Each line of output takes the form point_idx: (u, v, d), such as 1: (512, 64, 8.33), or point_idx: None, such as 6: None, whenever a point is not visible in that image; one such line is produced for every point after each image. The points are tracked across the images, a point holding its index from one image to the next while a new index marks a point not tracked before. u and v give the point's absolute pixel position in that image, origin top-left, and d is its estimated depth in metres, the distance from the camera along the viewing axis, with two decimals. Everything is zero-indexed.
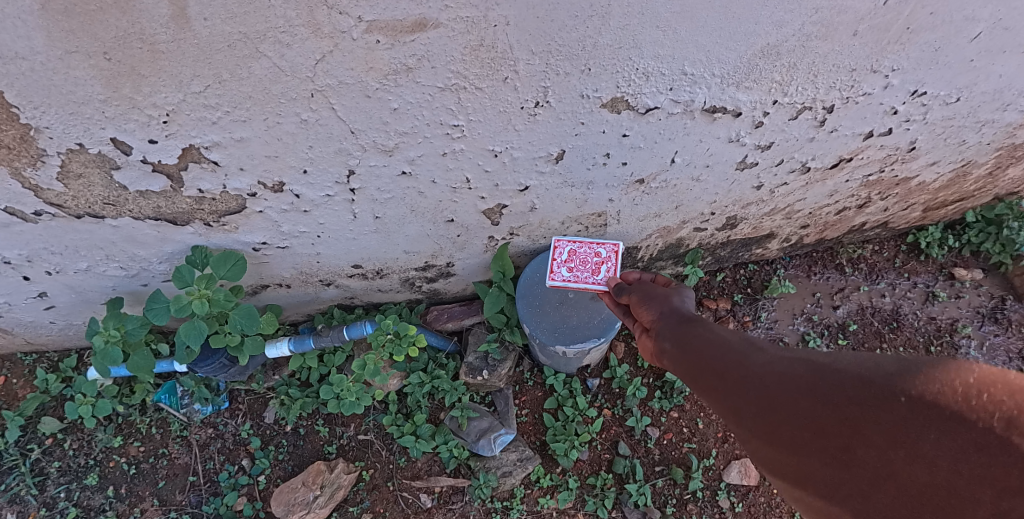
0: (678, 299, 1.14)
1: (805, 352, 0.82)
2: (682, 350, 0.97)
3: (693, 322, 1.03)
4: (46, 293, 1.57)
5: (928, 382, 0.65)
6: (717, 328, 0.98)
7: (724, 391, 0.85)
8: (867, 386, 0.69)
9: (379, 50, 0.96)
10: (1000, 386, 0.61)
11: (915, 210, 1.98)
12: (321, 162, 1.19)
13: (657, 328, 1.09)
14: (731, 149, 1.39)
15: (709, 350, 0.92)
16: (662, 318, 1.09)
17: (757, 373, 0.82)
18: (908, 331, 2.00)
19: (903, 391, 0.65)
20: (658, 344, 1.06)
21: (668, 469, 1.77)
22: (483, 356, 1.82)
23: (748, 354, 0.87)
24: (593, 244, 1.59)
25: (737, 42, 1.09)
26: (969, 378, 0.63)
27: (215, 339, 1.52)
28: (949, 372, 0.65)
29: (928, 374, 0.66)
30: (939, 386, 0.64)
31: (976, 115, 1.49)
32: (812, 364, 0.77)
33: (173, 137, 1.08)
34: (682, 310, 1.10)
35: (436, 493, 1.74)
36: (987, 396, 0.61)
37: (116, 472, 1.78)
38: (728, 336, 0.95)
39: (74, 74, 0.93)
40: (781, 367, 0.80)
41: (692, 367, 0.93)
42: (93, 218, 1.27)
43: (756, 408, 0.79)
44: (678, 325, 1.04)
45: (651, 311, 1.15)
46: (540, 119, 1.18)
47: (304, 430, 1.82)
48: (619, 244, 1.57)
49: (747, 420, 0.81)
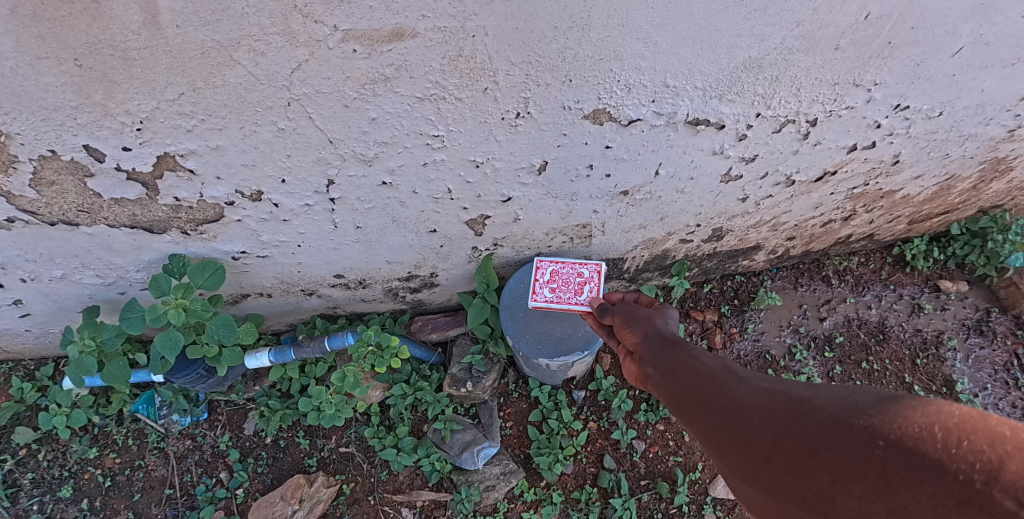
0: (661, 320, 1.12)
1: (788, 383, 0.80)
2: (666, 376, 0.95)
3: (676, 344, 1.00)
4: (20, 301, 1.54)
5: (907, 427, 0.64)
6: (700, 351, 0.95)
7: (706, 424, 0.83)
8: (848, 429, 0.67)
9: (356, 59, 0.95)
10: (979, 432, 0.59)
11: (901, 223, 1.98)
12: (300, 171, 1.17)
13: (640, 351, 1.06)
14: (716, 160, 1.38)
15: (691, 379, 0.89)
16: (645, 341, 1.07)
17: (737, 407, 0.79)
18: (895, 344, 2.00)
19: (882, 437, 0.64)
20: (642, 368, 1.04)
21: (654, 483, 1.75)
22: (467, 367, 1.80)
23: (729, 382, 0.84)
24: (576, 264, 1.57)
25: (719, 55, 1.09)
26: (949, 425, 0.61)
27: (193, 350, 1.49)
28: (928, 415, 0.64)
29: (907, 418, 0.65)
30: (918, 432, 0.63)
31: (959, 129, 1.50)
32: (792, 399, 0.76)
33: (148, 145, 1.06)
34: (666, 331, 1.08)
35: (418, 507, 1.70)
36: (967, 445, 0.58)
37: (91, 484, 1.74)
38: (710, 360, 0.92)
39: (45, 80, 0.91)
40: (761, 401, 0.78)
41: (675, 395, 0.91)
42: (67, 226, 1.24)
43: (737, 446, 0.77)
44: (661, 348, 1.01)
45: (635, 332, 1.12)
46: (522, 130, 1.17)
47: (284, 441, 1.79)
48: (602, 264, 1.54)
49: (728, 457, 0.79)
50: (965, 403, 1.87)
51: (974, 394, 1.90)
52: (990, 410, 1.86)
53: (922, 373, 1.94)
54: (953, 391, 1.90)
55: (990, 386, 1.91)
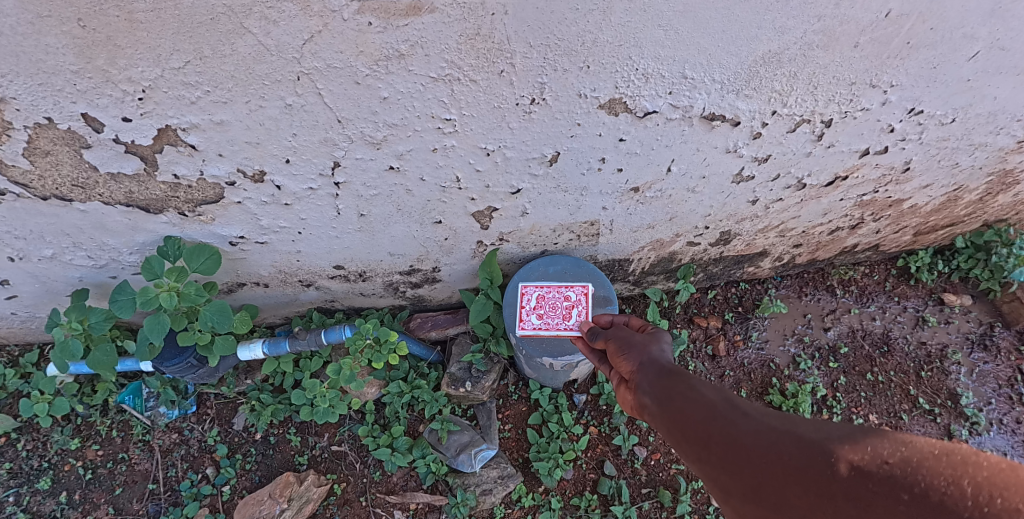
0: (657, 348, 1.04)
1: (796, 420, 0.74)
2: (664, 410, 0.87)
3: (673, 373, 0.93)
4: (7, 281, 1.48)
5: (934, 479, 0.60)
6: (699, 381, 0.88)
7: (710, 464, 0.76)
8: (867, 479, 0.63)
9: (370, 33, 0.92)
10: (1012, 489, 0.56)
11: (906, 234, 1.98)
12: (305, 151, 1.14)
13: (636, 380, 0.98)
14: (729, 160, 1.36)
15: (690, 413, 0.82)
16: (641, 370, 0.99)
17: (743, 446, 0.73)
18: (899, 356, 1.97)
19: (906, 489, 0.60)
20: (638, 399, 0.96)
21: (655, 491, 1.70)
22: (467, 367, 1.75)
23: (735, 419, 0.77)
24: (562, 287, 1.52)
25: (740, 47, 1.07)
26: (978, 477, 0.58)
27: (184, 337, 1.45)
28: (955, 468, 0.60)
29: (932, 469, 0.61)
30: (945, 486, 0.59)
31: (970, 138, 1.49)
32: (805, 441, 0.70)
33: (149, 116, 1.02)
34: (663, 359, 1.00)
35: (412, 510, 1.64)
36: (1002, 502, 0.55)
37: (70, 477, 1.67)
38: (711, 392, 0.84)
39: (45, 41, 0.88)
40: (770, 442, 0.71)
41: (675, 430, 0.83)
42: (60, 201, 1.20)
43: (745, 491, 0.71)
44: (658, 378, 0.93)
45: (630, 360, 1.04)
46: (536, 117, 1.14)
47: (274, 438, 1.73)
48: (588, 285, 1.50)
49: (735, 501, 0.73)
50: (969, 417, 1.84)
51: (978, 408, 1.87)
52: (994, 425, 1.83)
53: (926, 386, 1.91)
54: (958, 405, 1.87)
55: (994, 401, 1.88)
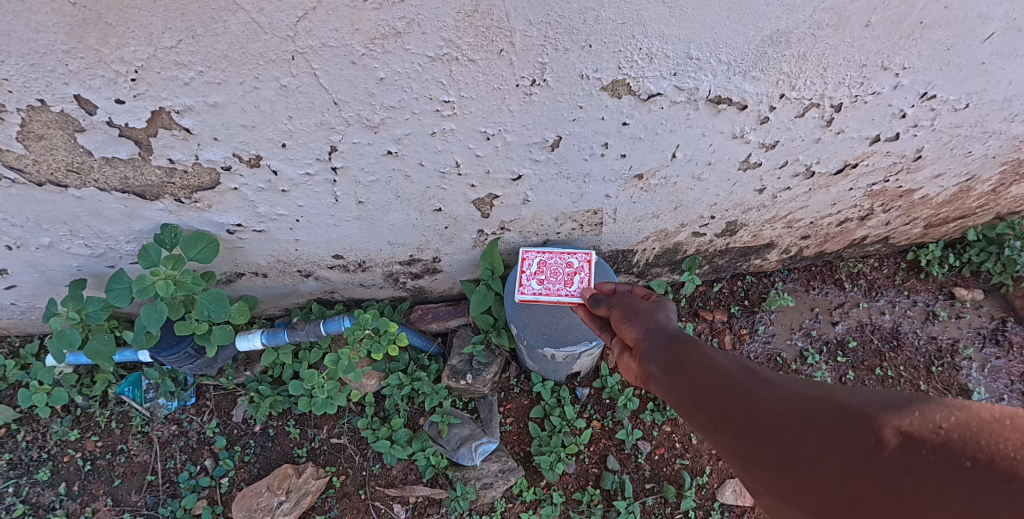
0: (665, 316, 1.00)
1: (828, 387, 0.71)
2: (678, 380, 0.83)
3: (685, 342, 0.89)
4: (5, 271, 1.47)
5: (996, 445, 0.57)
6: (713, 350, 0.85)
7: (731, 435, 0.72)
8: (916, 446, 0.60)
9: (365, 10, 0.90)
10: None
11: (917, 226, 1.94)
12: (301, 135, 1.11)
13: (644, 351, 0.95)
14: (736, 146, 1.33)
15: (710, 382, 0.78)
16: (650, 339, 0.95)
17: (771, 416, 0.69)
18: (909, 351, 1.93)
19: (965, 456, 0.57)
20: (646, 368, 0.92)
21: (659, 486, 1.67)
22: (468, 359, 1.73)
23: (760, 388, 0.73)
24: (564, 254, 1.49)
25: (747, 26, 1.04)
26: None
27: (181, 327, 1.43)
28: (1019, 434, 0.57)
29: (993, 435, 0.58)
30: (1010, 452, 0.56)
31: (984, 125, 1.45)
32: (843, 408, 0.66)
33: (142, 98, 1.00)
34: (672, 328, 0.96)
35: (411, 504, 1.62)
36: None
37: (69, 468, 1.66)
38: (728, 361, 0.81)
39: (36, 19, 0.86)
40: (803, 411, 0.68)
41: (690, 401, 0.79)
42: (55, 187, 1.18)
43: (774, 462, 0.67)
44: (668, 348, 0.90)
45: (636, 330, 1.01)
46: (537, 100, 1.12)
47: (274, 430, 1.71)
48: (592, 253, 1.48)
49: (760, 472, 0.69)
50: None
51: (990, 404, 1.82)
52: None
53: (937, 381, 1.87)
54: (969, 401, 1.83)
55: (1007, 397, 1.83)
